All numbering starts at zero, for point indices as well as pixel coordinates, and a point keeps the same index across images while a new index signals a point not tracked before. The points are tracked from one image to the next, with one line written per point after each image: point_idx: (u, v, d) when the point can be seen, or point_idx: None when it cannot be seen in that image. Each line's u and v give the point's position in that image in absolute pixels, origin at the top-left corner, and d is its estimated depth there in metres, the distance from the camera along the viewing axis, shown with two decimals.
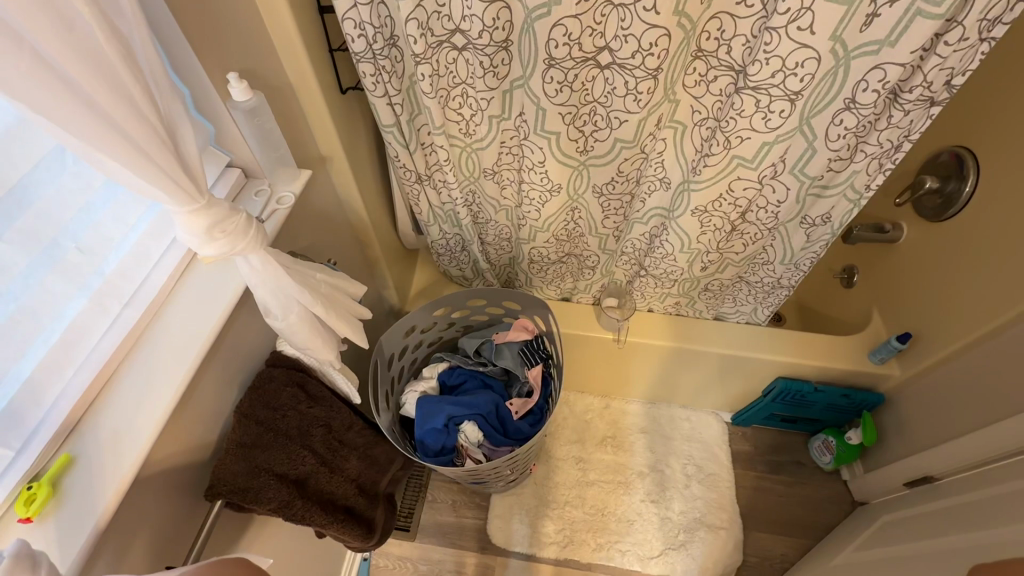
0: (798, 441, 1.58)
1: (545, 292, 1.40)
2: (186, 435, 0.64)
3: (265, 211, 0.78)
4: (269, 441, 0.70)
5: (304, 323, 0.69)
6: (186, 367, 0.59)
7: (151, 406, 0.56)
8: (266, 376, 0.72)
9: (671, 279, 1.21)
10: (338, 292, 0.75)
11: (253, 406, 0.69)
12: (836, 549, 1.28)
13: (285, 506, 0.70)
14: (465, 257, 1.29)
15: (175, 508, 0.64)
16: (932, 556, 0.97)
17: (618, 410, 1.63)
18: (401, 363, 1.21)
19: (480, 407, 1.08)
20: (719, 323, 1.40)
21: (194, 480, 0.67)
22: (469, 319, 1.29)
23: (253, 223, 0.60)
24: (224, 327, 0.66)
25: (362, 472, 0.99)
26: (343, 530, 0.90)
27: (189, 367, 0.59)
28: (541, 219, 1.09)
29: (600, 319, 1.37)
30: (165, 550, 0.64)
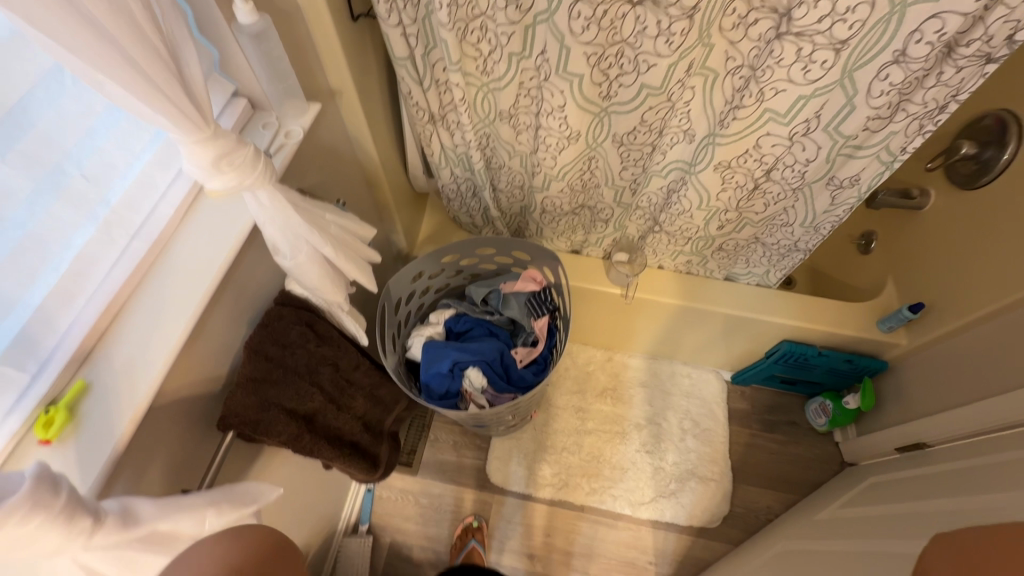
0: (795, 402, 1.61)
1: (555, 243, 1.38)
2: (196, 368, 0.65)
3: (274, 145, 0.75)
4: (279, 376, 0.70)
5: (313, 264, 0.68)
6: (196, 303, 0.59)
7: (163, 340, 0.56)
8: (275, 315, 0.72)
9: (686, 236, 1.19)
10: (347, 234, 0.74)
11: (263, 342, 0.70)
12: (822, 505, 1.33)
13: (294, 439, 0.72)
14: (476, 204, 1.26)
15: (187, 436, 0.66)
16: (916, 518, 1.00)
17: (620, 364, 1.65)
18: (408, 307, 1.21)
19: (486, 355, 1.10)
20: (729, 284, 1.39)
21: (205, 410, 0.69)
22: (477, 267, 1.29)
23: (260, 157, 0.58)
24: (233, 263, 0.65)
25: (367, 410, 1.01)
26: (348, 463, 0.94)
27: (198, 303, 0.59)
28: (557, 168, 1.06)
29: (609, 273, 1.36)
30: (179, 475, 0.66)
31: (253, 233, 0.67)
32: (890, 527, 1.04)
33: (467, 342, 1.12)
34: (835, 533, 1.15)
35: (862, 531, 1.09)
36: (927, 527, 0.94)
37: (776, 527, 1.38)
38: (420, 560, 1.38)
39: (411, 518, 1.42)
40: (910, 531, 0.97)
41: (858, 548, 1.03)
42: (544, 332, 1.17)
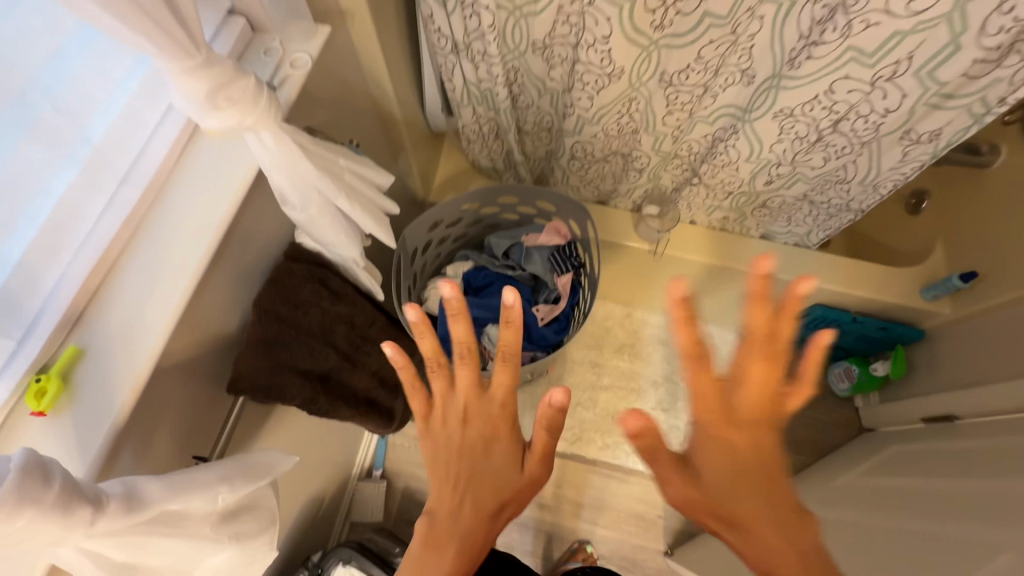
0: (818, 365, 1.57)
1: (581, 193, 1.28)
2: (202, 328, 0.60)
3: (277, 75, 0.65)
4: (292, 338, 0.65)
5: (326, 217, 0.60)
6: (195, 263, 0.52)
7: (159, 304, 0.50)
8: (285, 271, 0.66)
9: (727, 191, 1.09)
10: (361, 180, 0.66)
11: (273, 302, 0.64)
12: (840, 472, 1.31)
13: (310, 401, 0.69)
14: (498, 147, 1.15)
15: (196, 399, 0.62)
16: (952, 498, 0.97)
17: (639, 320, 1.60)
18: (424, 258, 1.15)
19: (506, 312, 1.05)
20: (765, 243, 1.30)
21: (215, 371, 0.65)
22: (497, 217, 1.20)
23: (262, 89, 0.49)
24: (239, 216, 0.58)
25: (383, 365, 0.98)
26: (364, 419, 0.91)
27: (198, 263, 0.53)
28: (592, 110, 0.95)
29: (637, 227, 1.27)
30: (191, 439, 0.62)
31: (258, 180, 0.59)
32: (922, 505, 1.01)
33: (487, 298, 1.06)
34: (857, 505, 1.13)
35: (889, 506, 1.06)
36: (966, 511, 0.90)
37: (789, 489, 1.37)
38: None
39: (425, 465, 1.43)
40: (945, 513, 0.94)
41: (888, 526, 1.01)
42: (568, 290, 1.11)
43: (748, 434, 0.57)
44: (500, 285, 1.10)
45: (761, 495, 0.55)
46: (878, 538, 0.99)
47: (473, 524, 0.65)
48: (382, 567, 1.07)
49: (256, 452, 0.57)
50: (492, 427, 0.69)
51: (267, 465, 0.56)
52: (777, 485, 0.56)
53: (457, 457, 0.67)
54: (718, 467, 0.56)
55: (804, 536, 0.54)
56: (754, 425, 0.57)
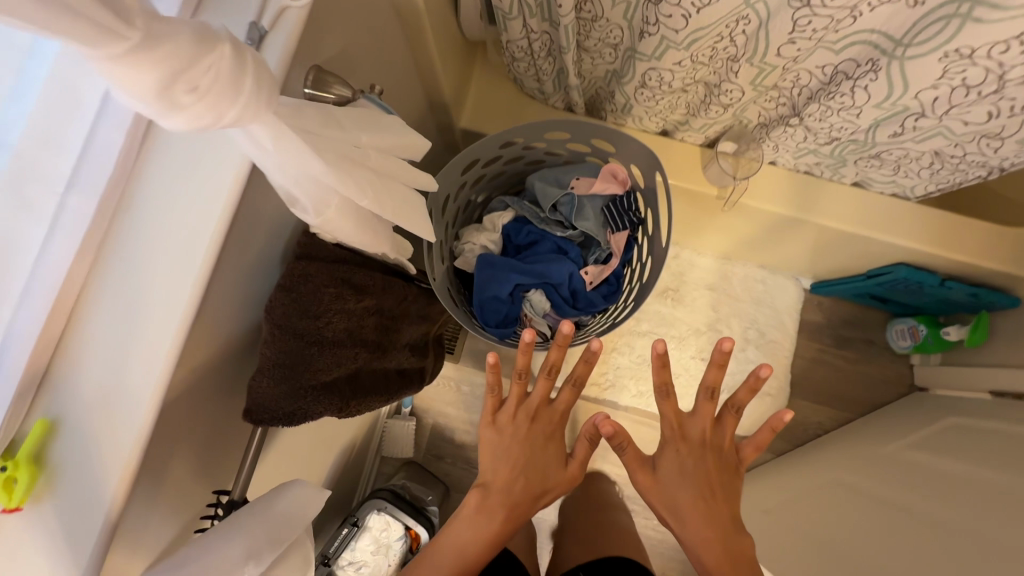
0: (877, 319, 1.44)
1: (643, 123, 1.06)
2: (212, 352, 0.50)
3: (267, 5, 0.42)
4: (315, 356, 0.54)
5: (348, 219, 0.46)
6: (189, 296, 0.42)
7: (152, 351, 0.41)
8: (299, 275, 0.52)
9: (833, 137, 0.88)
10: (393, 161, 0.50)
11: (288, 316, 0.52)
12: (883, 437, 1.26)
13: (339, 410, 0.61)
14: (548, 66, 0.93)
15: (209, 423, 0.53)
16: (1003, 491, 0.89)
17: (687, 262, 1.46)
18: (456, 203, 1.00)
19: (552, 277, 0.92)
20: (856, 191, 1.10)
21: (231, 386, 0.55)
22: (542, 153, 1.01)
23: (246, 68, 0.32)
24: (237, 223, 0.46)
25: (414, 333, 0.88)
26: (399, 394, 0.85)
27: (192, 295, 0.42)
28: (683, 34, 0.72)
29: (706, 168, 1.07)
30: (208, 459, 0.55)
31: (253, 173, 0.45)
32: (968, 493, 0.94)
33: (532, 261, 0.93)
34: (897, 480, 1.08)
35: (932, 489, 1.00)
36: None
37: (825, 448, 1.34)
38: (462, 442, 1.40)
39: (454, 405, 1.41)
40: (996, 507, 0.87)
41: (927, 510, 0.95)
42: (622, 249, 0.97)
43: (698, 451, 0.75)
44: (544, 246, 0.96)
45: (703, 498, 0.72)
46: (911, 524, 0.94)
47: (522, 498, 0.78)
48: (414, 517, 1.08)
49: (284, 490, 0.53)
50: (548, 432, 0.83)
51: (296, 513, 0.51)
52: (720, 496, 0.73)
53: (518, 446, 0.80)
54: (677, 473, 0.74)
55: (732, 536, 0.70)
56: (701, 444, 0.75)
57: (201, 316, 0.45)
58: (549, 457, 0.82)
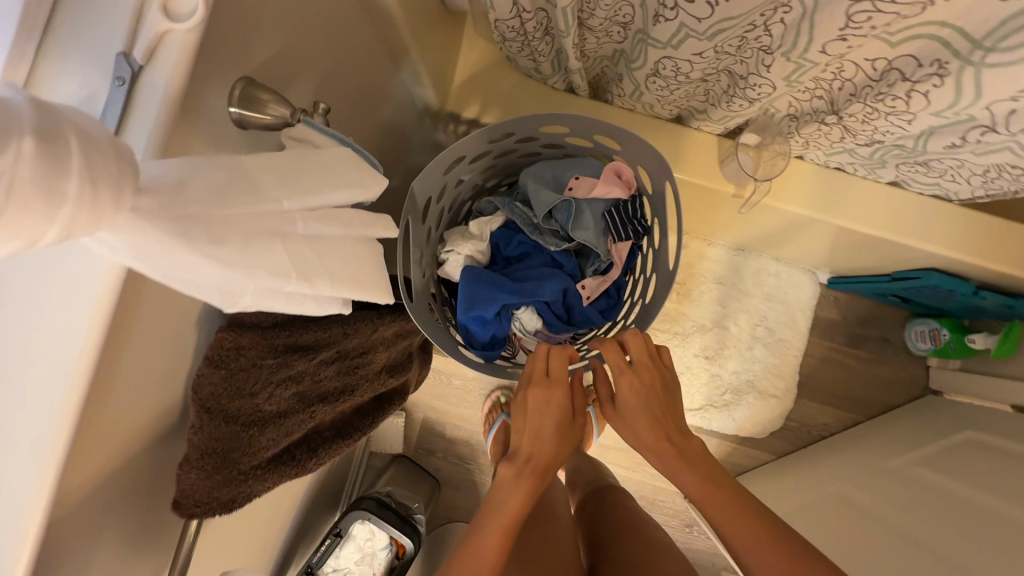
0: (896, 317, 1.35)
1: (654, 109, 0.93)
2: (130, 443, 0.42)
3: (140, 30, 0.31)
4: (252, 436, 0.47)
5: (277, 304, 0.37)
6: (61, 408, 0.34)
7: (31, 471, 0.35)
8: (229, 349, 0.44)
9: (873, 140, 0.76)
10: (332, 216, 0.39)
11: (217, 397, 0.44)
12: (892, 447, 1.19)
13: (292, 475, 0.54)
14: (545, 47, 0.79)
15: (132, 512, 0.46)
16: (1015, 525, 0.83)
17: (696, 254, 1.35)
18: (440, 204, 0.89)
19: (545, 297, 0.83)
20: (891, 190, 0.97)
21: (160, 465, 0.48)
22: (538, 146, 0.89)
23: (63, 171, 0.22)
24: (133, 314, 0.37)
25: (392, 352, 0.80)
26: (374, 423, 0.78)
27: (68, 404, 0.34)
28: (708, 24, 0.60)
29: (723, 164, 0.94)
30: (138, 546, 0.48)
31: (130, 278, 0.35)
32: (978, 521, 0.89)
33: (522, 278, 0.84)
34: (901, 499, 1.02)
35: (936, 515, 0.95)
36: None
37: (830, 452, 1.28)
38: (454, 438, 1.36)
39: (444, 400, 1.36)
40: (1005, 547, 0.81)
41: (928, 538, 0.90)
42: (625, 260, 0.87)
43: (644, 375, 0.70)
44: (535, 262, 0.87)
45: (655, 418, 0.67)
46: (910, 551, 0.88)
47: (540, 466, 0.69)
48: (399, 529, 1.05)
49: None
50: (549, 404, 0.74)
51: None
52: (668, 411, 0.69)
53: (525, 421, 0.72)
54: (630, 400, 0.68)
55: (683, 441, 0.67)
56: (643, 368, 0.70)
57: (91, 421, 0.37)
58: (558, 418, 0.72)
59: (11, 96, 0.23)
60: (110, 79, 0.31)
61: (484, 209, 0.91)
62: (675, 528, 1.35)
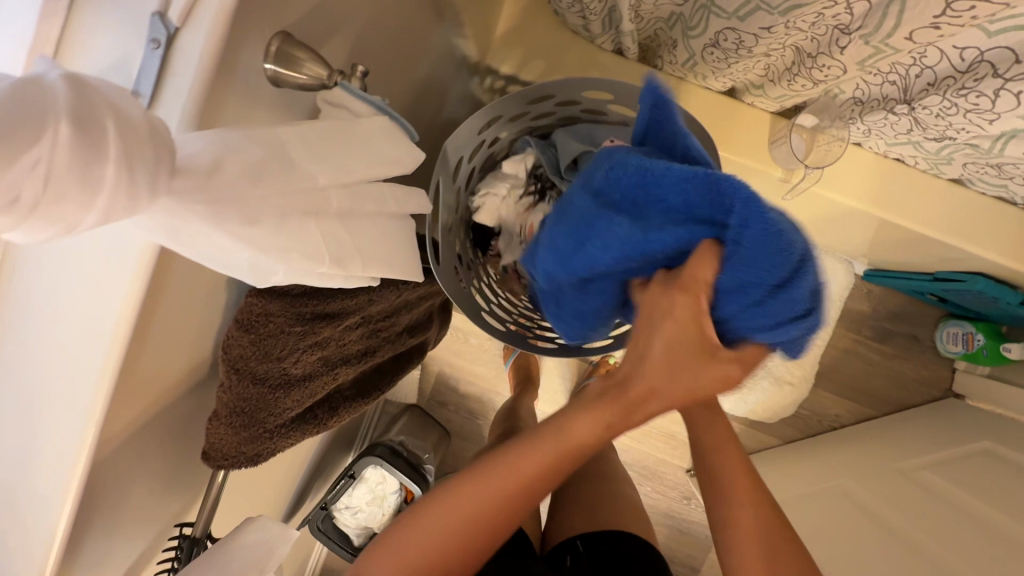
0: (929, 315, 1.30)
1: (707, 81, 0.87)
2: (155, 388, 0.44)
3: None
4: (274, 399, 0.48)
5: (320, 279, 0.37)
6: (102, 371, 0.36)
7: (74, 422, 0.37)
8: (259, 314, 0.44)
9: (943, 136, 0.70)
10: (365, 193, 0.38)
11: (246, 359, 0.45)
12: (901, 444, 1.19)
13: (312, 430, 0.56)
14: (601, 7, 0.74)
15: (171, 444, 0.51)
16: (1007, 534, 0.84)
17: None
18: (473, 165, 0.86)
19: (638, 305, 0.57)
20: (950, 188, 0.91)
21: (187, 411, 0.51)
22: (578, 110, 0.86)
23: (106, 159, 0.22)
24: (164, 280, 0.37)
25: (412, 314, 0.80)
26: (392, 379, 0.81)
27: (106, 365, 0.36)
28: None
29: (774, 146, 0.89)
30: (174, 472, 0.53)
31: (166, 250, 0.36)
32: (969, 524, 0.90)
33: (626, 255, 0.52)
34: (899, 499, 1.02)
35: (926, 518, 0.94)
36: None
37: (836, 443, 1.28)
38: (466, 392, 1.39)
39: (460, 354, 1.37)
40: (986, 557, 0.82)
41: (912, 537, 0.91)
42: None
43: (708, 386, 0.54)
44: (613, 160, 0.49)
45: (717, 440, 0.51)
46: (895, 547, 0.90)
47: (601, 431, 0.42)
48: (408, 476, 1.10)
49: (249, 526, 0.50)
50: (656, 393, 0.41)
51: (255, 565, 0.47)
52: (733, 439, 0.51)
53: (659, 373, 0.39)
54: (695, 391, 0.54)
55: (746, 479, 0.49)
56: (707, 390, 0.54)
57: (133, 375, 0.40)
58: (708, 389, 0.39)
59: (45, 72, 0.22)
60: (145, 39, 0.29)
61: (518, 150, 0.88)
62: (674, 500, 1.37)
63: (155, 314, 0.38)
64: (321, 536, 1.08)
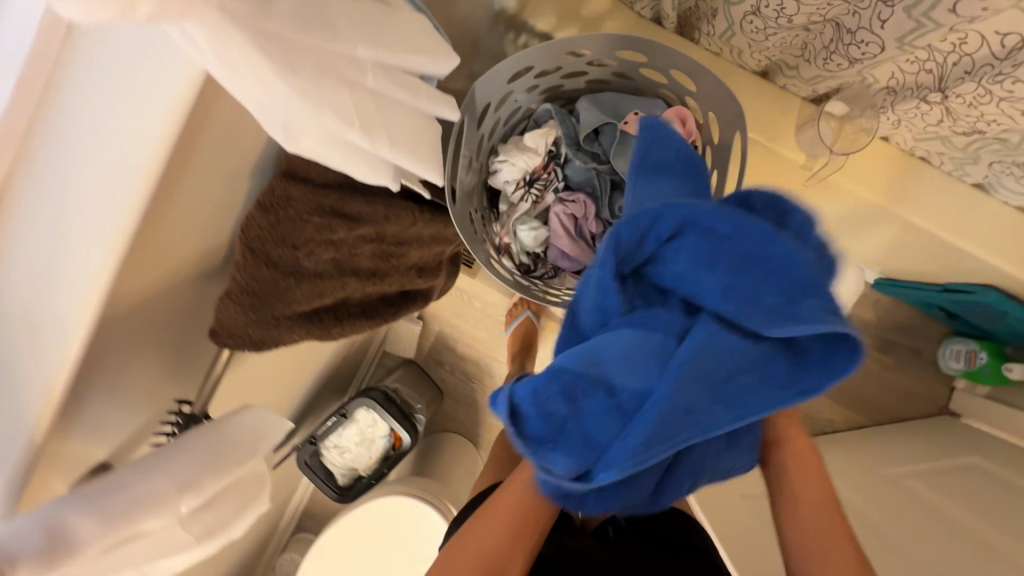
0: (935, 331, 1.28)
1: (741, 57, 0.87)
2: (171, 250, 0.45)
3: None
4: (288, 287, 0.50)
5: (349, 157, 0.38)
6: (130, 198, 0.37)
7: (94, 249, 0.38)
8: (282, 196, 0.46)
9: (972, 128, 0.72)
10: (399, 77, 0.39)
11: (263, 241, 0.46)
12: (885, 450, 1.17)
13: (319, 332, 0.58)
14: None
15: (180, 327, 0.52)
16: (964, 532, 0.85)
17: None
18: (499, 115, 0.86)
19: (555, 403, 0.43)
20: (971, 192, 0.90)
21: (196, 296, 0.52)
22: (608, 72, 0.86)
23: None
24: (200, 121, 0.39)
25: (423, 253, 0.81)
26: (395, 316, 0.81)
27: (132, 197, 0.37)
28: None
29: (800, 130, 0.88)
30: (177, 356, 0.55)
31: (205, 90, 0.37)
32: (929, 519, 0.90)
33: (687, 388, 0.43)
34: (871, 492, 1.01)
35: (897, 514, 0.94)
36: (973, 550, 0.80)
37: (822, 444, 1.26)
38: (463, 353, 1.40)
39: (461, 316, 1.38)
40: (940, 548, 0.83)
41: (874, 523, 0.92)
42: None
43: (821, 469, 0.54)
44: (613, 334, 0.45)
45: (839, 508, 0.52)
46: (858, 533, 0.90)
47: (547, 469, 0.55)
48: (399, 422, 1.11)
49: (245, 412, 0.51)
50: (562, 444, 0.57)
51: (247, 445, 0.48)
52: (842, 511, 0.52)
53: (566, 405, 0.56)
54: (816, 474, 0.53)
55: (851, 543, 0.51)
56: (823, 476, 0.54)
57: (153, 218, 0.40)
58: None
59: None
60: None
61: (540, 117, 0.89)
62: None
63: (182, 156, 0.39)
64: (307, 471, 1.10)
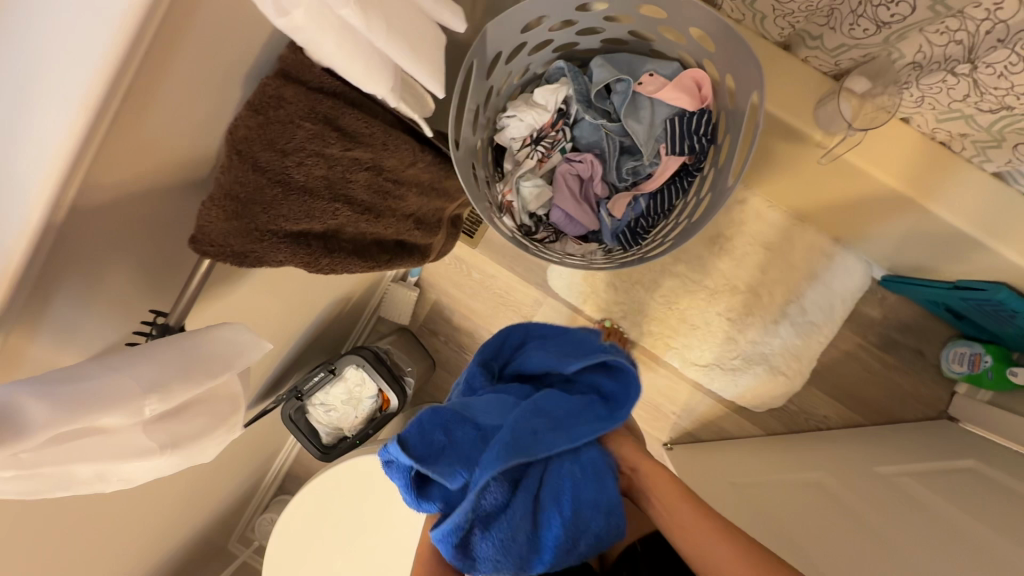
0: (941, 333, 1.25)
1: (765, 26, 0.85)
2: (150, 142, 0.42)
3: None
4: (275, 198, 0.48)
5: (346, 47, 0.37)
6: (102, 54, 0.34)
7: (62, 106, 0.35)
8: (273, 96, 0.45)
9: (999, 105, 0.71)
10: None
11: (252, 143, 0.45)
12: (877, 448, 1.14)
13: (308, 263, 0.55)
14: None
15: (158, 238, 0.50)
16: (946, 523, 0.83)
17: (753, 213, 1.24)
18: (510, 68, 0.84)
19: (436, 433, 0.60)
20: (990, 182, 0.87)
21: (179, 208, 0.50)
22: (624, 31, 0.84)
23: None
24: None
25: (423, 203, 0.78)
26: (388, 265, 0.78)
27: (105, 60, 0.34)
28: None
29: (819, 105, 0.85)
30: (156, 271, 0.53)
31: None
32: (914, 512, 0.87)
33: (527, 416, 0.62)
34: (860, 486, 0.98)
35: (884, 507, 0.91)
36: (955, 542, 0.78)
37: (815, 440, 1.23)
38: (459, 325, 1.37)
39: (459, 287, 1.36)
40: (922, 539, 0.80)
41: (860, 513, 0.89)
42: (668, 174, 0.85)
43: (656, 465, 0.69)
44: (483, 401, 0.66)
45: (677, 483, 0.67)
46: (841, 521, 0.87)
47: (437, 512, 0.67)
48: (387, 383, 1.09)
49: (222, 328, 0.49)
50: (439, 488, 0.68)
51: (221, 359, 0.46)
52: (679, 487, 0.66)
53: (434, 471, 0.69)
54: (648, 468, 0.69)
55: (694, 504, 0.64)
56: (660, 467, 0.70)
57: (132, 89, 0.38)
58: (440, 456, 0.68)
59: None
60: None
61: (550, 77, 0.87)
62: None
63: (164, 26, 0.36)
64: (291, 425, 1.08)
